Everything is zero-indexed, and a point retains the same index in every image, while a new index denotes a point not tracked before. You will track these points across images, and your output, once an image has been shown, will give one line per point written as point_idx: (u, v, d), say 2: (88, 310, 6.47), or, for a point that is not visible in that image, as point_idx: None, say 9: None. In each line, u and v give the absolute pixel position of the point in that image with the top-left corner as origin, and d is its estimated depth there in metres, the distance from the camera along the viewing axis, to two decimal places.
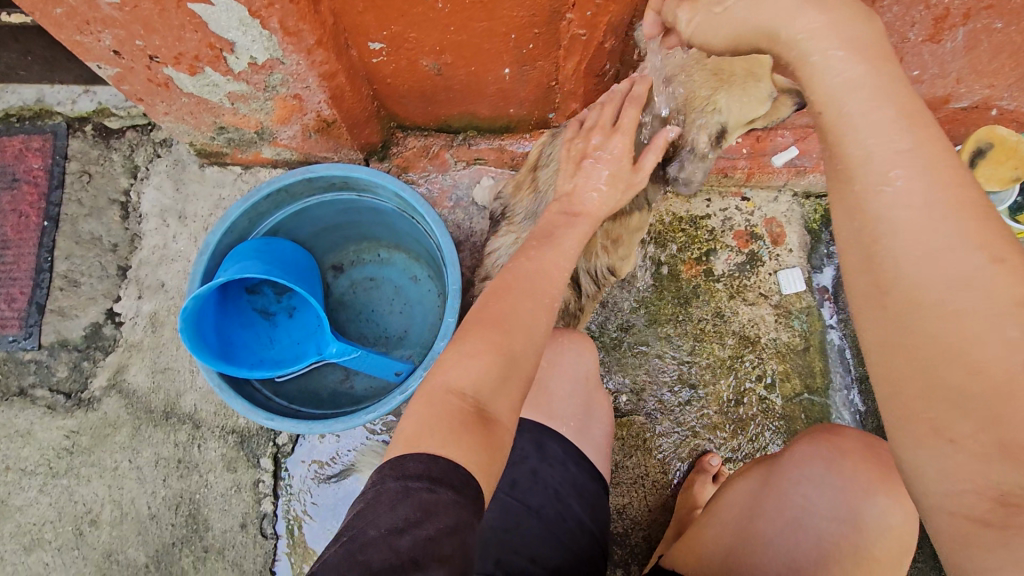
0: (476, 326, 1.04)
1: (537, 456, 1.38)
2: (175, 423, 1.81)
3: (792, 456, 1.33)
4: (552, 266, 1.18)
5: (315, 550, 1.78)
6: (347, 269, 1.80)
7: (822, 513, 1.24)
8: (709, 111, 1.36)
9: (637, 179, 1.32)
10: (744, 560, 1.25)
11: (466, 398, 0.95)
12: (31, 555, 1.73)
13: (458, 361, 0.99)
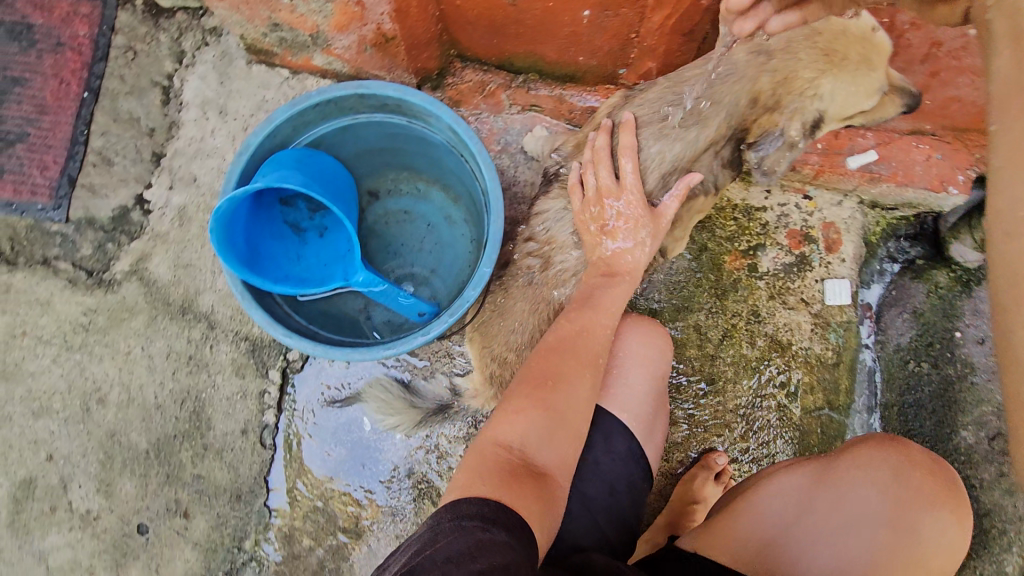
0: (525, 386, 1.20)
1: (602, 446, 1.38)
2: (190, 320, 1.81)
3: (856, 459, 1.38)
4: (593, 324, 1.30)
5: (311, 468, 1.81)
6: (382, 198, 1.73)
7: (880, 514, 1.31)
8: (810, 96, 1.36)
9: (661, 221, 1.41)
10: (793, 545, 1.31)
11: (512, 450, 1.11)
12: (40, 420, 1.78)
13: (507, 417, 1.16)
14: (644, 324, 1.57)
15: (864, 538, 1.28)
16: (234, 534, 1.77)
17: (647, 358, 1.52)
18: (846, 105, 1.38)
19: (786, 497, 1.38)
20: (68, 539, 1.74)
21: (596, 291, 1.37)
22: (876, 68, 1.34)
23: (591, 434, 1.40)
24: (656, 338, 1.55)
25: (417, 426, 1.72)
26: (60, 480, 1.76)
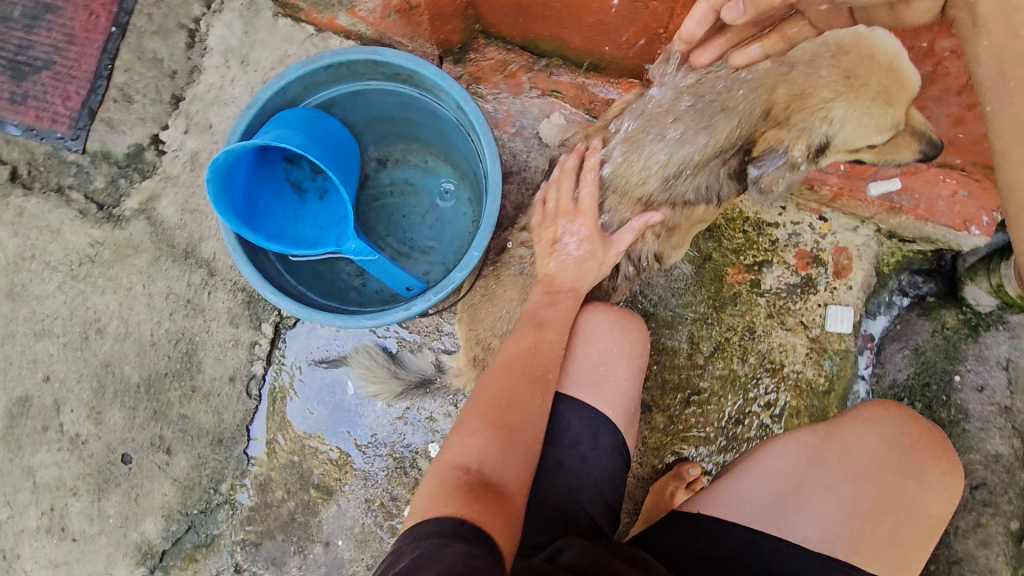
0: (477, 408, 1.20)
1: (590, 441, 1.32)
2: (192, 264, 1.85)
3: (856, 418, 1.40)
4: (544, 342, 1.28)
5: (292, 424, 1.85)
6: (389, 167, 1.73)
7: (884, 467, 1.33)
8: (820, 118, 1.31)
9: (611, 248, 1.40)
10: (796, 504, 1.32)
11: (470, 470, 1.09)
12: (40, 341, 1.84)
13: (460, 441, 1.15)
14: (614, 310, 1.48)
15: (871, 490, 1.31)
16: (212, 476, 1.83)
17: (628, 351, 1.43)
18: (854, 135, 1.34)
19: (792, 455, 1.39)
20: (56, 458, 1.82)
21: (542, 310, 1.34)
22: (891, 106, 1.32)
23: (580, 430, 1.32)
24: (635, 327, 1.47)
25: (397, 397, 1.75)
26: (53, 402, 1.83)
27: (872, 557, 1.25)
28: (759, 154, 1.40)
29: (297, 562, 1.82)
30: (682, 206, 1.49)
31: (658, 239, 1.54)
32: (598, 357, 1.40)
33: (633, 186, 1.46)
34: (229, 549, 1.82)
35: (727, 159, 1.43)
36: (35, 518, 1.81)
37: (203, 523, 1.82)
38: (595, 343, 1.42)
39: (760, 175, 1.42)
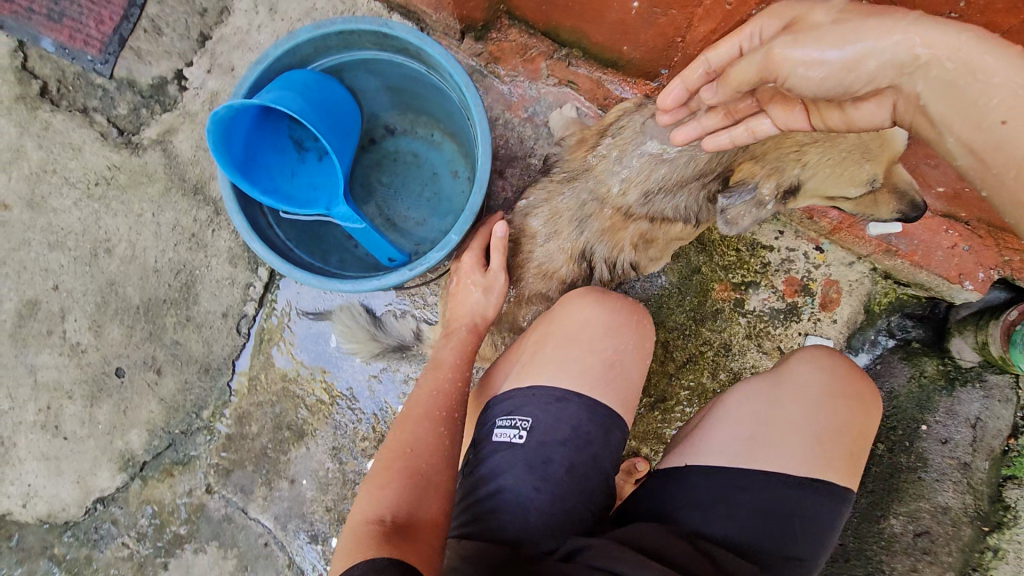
0: (383, 463, 1.19)
1: (602, 440, 1.28)
2: (200, 200, 1.94)
3: (800, 361, 1.37)
4: (444, 379, 1.33)
5: (277, 366, 1.95)
6: (395, 136, 1.79)
7: (833, 393, 1.31)
8: (794, 160, 1.39)
9: (492, 280, 1.46)
10: (761, 444, 1.25)
11: (384, 521, 1.06)
12: (53, 252, 1.96)
13: (369, 497, 1.13)
14: (621, 302, 1.43)
15: (832, 415, 1.28)
16: (196, 401, 1.95)
17: (638, 348, 1.40)
18: (824, 182, 1.41)
19: (748, 403, 1.33)
20: (56, 362, 1.96)
21: (438, 351, 1.41)
22: (867, 161, 1.37)
23: (592, 429, 1.27)
24: (647, 325, 1.43)
25: (376, 357, 1.84)
26: (59, 310, 1.96)
27: (841, 471, 1.25)
28: (735, 184, 1.45)
29: (263, 493, 1.93)
30: (661, 220, 1.53)
31: (637, 249, 1.57)
32: (611, 352, 1.35)
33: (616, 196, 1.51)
34: (204, 470, 1.94)
35: (706, 183, 1.50)
36: (32, 412, 1.97)
37: (182, 443, 1.95)
38: (607, 340, 1.37)
39: (727, 204, 1.44)
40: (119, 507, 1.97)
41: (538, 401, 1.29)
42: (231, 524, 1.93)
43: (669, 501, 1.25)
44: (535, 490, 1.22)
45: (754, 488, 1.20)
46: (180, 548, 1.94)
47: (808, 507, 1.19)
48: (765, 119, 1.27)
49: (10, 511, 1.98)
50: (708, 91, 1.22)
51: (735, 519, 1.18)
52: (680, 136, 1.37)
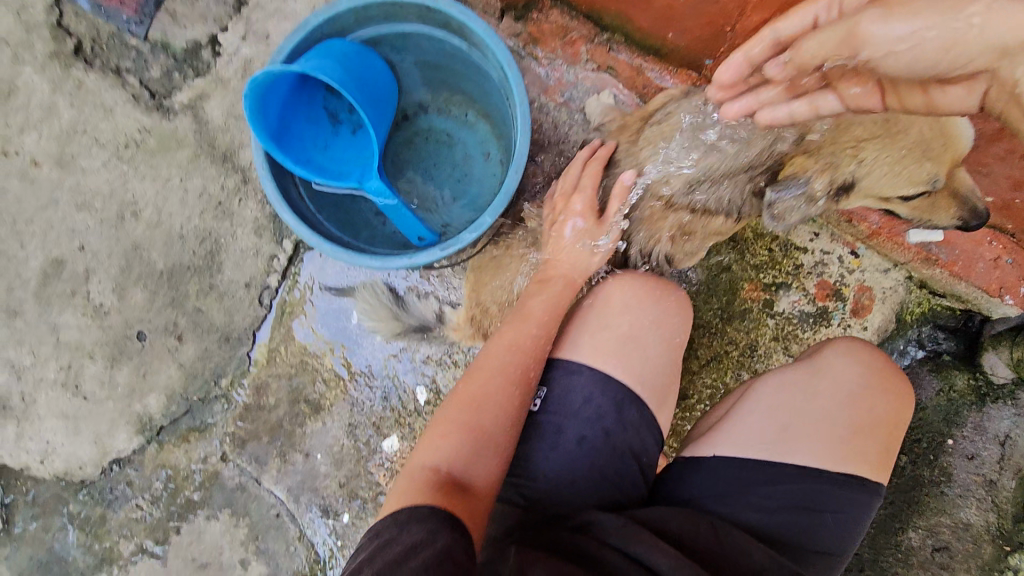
0: (453, 404, 1.20)
1: (615, 416, 1.22)
2: (229, 169, 1.93)
3: (842, 350, 1.33)
4: (519, 334, 1.27)
5: (296, 339, 1.95)
6: (429, 113, 1.75)
7: (871, 388, 1.28)
8: (850, 155, 1.34)
9: (607, 227, 1.41)
10: (797, 437, 1.23)
11: (441, 470, 1.11)
12: (80, 212, 1.95)
13: (432, 439, 1.17)
14: (650, 279, 1.36)
15: (869, 411, 1.26)
16: (214, 369, 1.95)
17: (664, 325, 1.31)
18: (880, 181, 1.37)
19: (784, 389, 1.29)
20: (78, 322, 1.96)
21: (531, 299, 1.35)
22: (927, 160, 1.33)
23: (603, 403, 1.22)
24: (676, 302, 1.35)
25: (396, 336, 1.81)
26: (84, 271, 1.96)
27: (874, 467, 1.24)
28: (785, 179, 1.39)
29: (276, 465, 1.93)
30: (701, 213, 1.49)
31: (673, 242, 1.53)
32: (628, 329, 1.28)
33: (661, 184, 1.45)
34: (220, 438, 1.95)
35: (754, 177, 1.44)
36: (54, 370, 1.98)
37: (199, 410, 1.96)
38: (625, 313, 1.29)
39: (776, 199, 1.40)
40: (134, 469, 1.98)
41: (552, 368, 1.28)
42: (243, 493, 1.94)
43: (699, 487, 1.23)
44: (545, 458, 1.22)
45: (790, 480, 1.20)
46: (192, 514, 1.95)
47: (840, 504, 1.20)
48: (831, 97, 1.24)
49: (28, 466, 2.00)
50: (774, 69, 1.23)
51: (768, 511, 1.19)
52: (733, 108, 1.33)
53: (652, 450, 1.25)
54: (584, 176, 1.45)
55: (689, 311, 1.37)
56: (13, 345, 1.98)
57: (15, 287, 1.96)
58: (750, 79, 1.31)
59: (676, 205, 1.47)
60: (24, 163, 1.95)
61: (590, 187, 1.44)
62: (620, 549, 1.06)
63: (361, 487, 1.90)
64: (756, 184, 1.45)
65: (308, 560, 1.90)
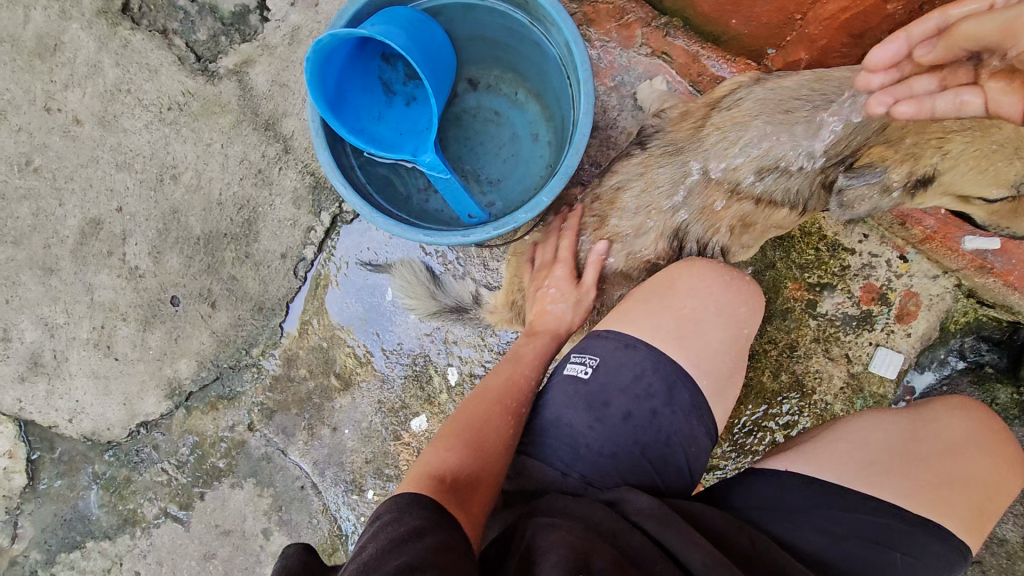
0: (456, 424, 1.18)
1: (664, 397, 1.20)
2: (270, 137, 1.91)
3: (952, 403, 1.28)
4: (517, 373, 1.30)
5: (328, 313, 1.94)
6: (478, 91, 1.71)
7: (975, 446, 1.23)
8: (934, 147, 1.37)
9: (585, 294, 1.46)
10: (887, 475, 1.19)
11: (443, 475, 1.05)
12: (120, 172, 1.95)
13: (435, 452, 1.12)
14: (723, 267, 1.36)
15: (970, 468, 1.21)
16: (246, 338, 1.94)
17: (728, 312, 1.30)
18: (961, 180, 1.40)
19: (882, 429, 1.26)
20: (113, 283, 1.96)
21: (522, 346, 1.39)
22: (1019, 158, 1.32)
23: (654, 382, 1.21)
24: (746, 292, 1.33)
25: (431, 315, 1.80)
26: (121, 232, 1.95)
27: (965, 526, 1.17)
28: (860, 167, 1.44)
29: (304, 437, 1.93)
30: (767, 204, 1.53)
31: (733, 232, 1.55)
32: (687, 310, 1.28)
33: (725, 172, 1.49)
34: (248, 407, 1.95)
35: (827, 167, 1.48)
36: (87, 330, 1.98)
37: (229, 378, 1.95)
38: (690, 296, 1.30)
39: (847, 185, 1.47)
40: (162, 433, 1.98)
41: (605, 343, 1.26)
42: (269, 463, 1.93)
43: (758, 504, 1.20)
44: (588, 428, 1.20)
45: (863, 511, 1.16)
46: (217, 482, 1.95)
47: (916, 548, 1.14)
48: (978, 95, 1.11)
49: (56, 424, 2.01)
50: (925, 50, 1.15)
51: (830, 536, 1.15)
52: (881, 104, 1.25)
53: (701, 442, 1.23)
54: (563, 243, 1.53)
55: (758, 305, 1.35)
56: (48, 302, 1.98)
57: (52, 244, 1.97)
58: (905, 66, 1.21)
59: (744, 191, 1.50)
60: (67, 121, 1.94)
61: (567, 256, 1.52)
62: (653, 536, 1.01)
63: (388, 465, 1.90)
64: (828, 175, 1.50)
65: (331, 534, 1.90)
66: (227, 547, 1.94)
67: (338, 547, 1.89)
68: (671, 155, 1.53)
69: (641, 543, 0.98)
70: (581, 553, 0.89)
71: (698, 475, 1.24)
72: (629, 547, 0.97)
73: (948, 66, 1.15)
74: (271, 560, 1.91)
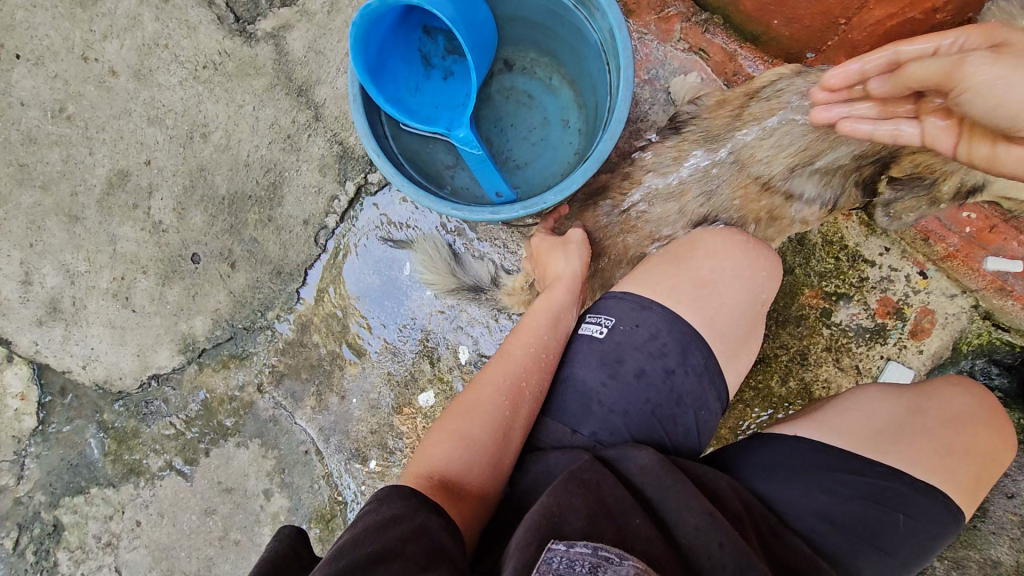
0: (454, 412, 1.17)
1: (679, 357, 1.20)
2: (302, 103, 1.92)
3: (951, 380, 1.27)
4: (518, 340, 1.27)
5: (344, 281, 1.95)
6: (513, 73, 1.72)
7: (975, 417, 1.21)
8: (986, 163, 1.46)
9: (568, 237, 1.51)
10: (893, 444, 1.17)
11: (432, 476, 1.06)
12: (151, 127, 1.96)
13: (433, 442, 1.13)
14: (741, 233, 1.34)
15: (972, 440, 1.18)
16: (262, 301, 1.96)
17: (750, 279, 1.28)
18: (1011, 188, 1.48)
19: (885, 400, 1.23)
20: (137, 235, 1.99)
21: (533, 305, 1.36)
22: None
23: (669, 342, 1.21)
24: (767, 260, 1.31)
25: (449, 292, 1.83)
26: (147, 185, 1.98)
27: (962, 493, 1.15)
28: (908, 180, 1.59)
29: (312, 403, 1.95)
30: (799, 200, 1.55)
31: (761, 226, 1.57)
32: (705, 274, 1.27)
33: (759, 164, 1.50)
34: (259, 368, 1.97)
35: (863, 166, 1.51)
36: (107, 280, 2.01)
37: (243, 338, 1.97)
38: (709, 258, 1.29)
39: (895, 199, 1.64)
40: (172, 388, 2.00)
41: (621, 304, 1.26)
42: (276, 426, 1.96)
43: (761, 468, 1.18)
44: (602, 385, 1.21)
45: (868, 474, 1.14)
46: (224, 440, 1.97)
47: (914, 508, 1.12)
48: (916, 128, 1.24)
49: (70, 369, 2.04)
50: (878, 83, 1.23)
51: (837, 497, 1.12)
52: (824, 116, 1.33)
53: (713, 406, 1.22)
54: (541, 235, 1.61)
55: (778, 272, 1.33)
56: (71, 249, 2.01)
57: (80, 192, 1.99)
58: (854, 89, 1.28)
59: (776, 187, 1.52)
60: (103, 71, 1.96)
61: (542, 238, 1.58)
62: (651, 502, 0.97)
63: (392, 438, 1.91)
64: (863, 172, 1.53)
65: (331, 500, 1.92)
66: (227, 505, 1.96)
67: (336, 514, 1.91)
68: (709, 142, 1.55)
69: (624, 499, 0.94)
70: (554, 516, 0.86)
71: (708, 437, 1.24)
72: (610, 500, 0.92)
73: (890, 97, 1.25)
74: (269, 521, 1.93)
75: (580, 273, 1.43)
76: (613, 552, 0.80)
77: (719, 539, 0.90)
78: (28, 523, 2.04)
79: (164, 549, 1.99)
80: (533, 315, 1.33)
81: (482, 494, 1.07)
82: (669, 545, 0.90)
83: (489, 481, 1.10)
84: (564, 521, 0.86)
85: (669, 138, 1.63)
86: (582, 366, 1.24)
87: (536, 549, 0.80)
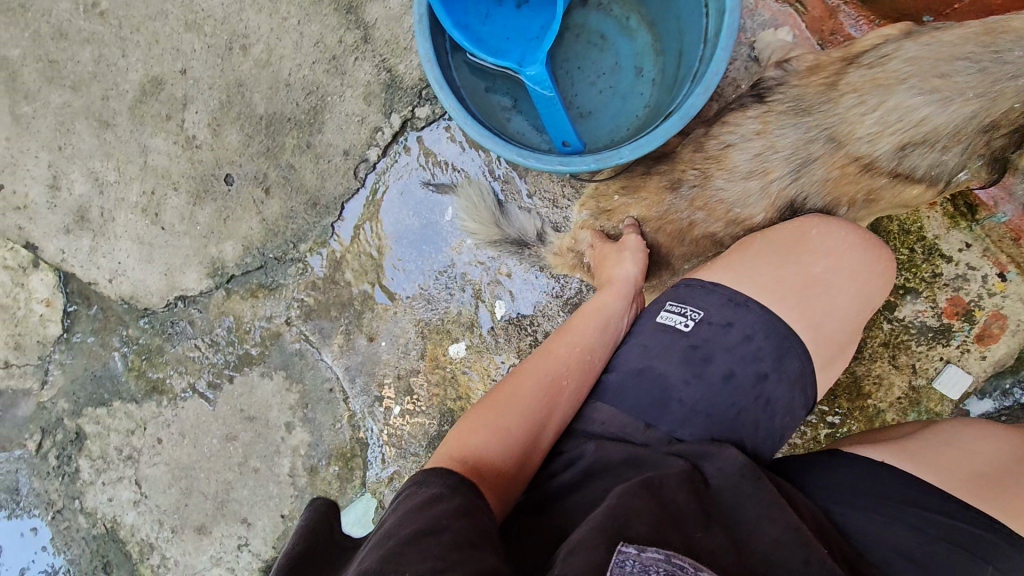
0: (487, 404, 1.09)
1: (773, 361, 1.10)
2: (351, 22, 1.77)
3: None
4: (558, 344, 1.21)
5: (382, 220, 1.86)
6: (588, 7, 1.55)
7: None
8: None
9: (630, 238, 1.48)
10: (995, 488, 1.08)
11: (465, 464, 0.96)
12: (188, 34, 1.83)
13: (462, 431, 1.04)
14: (859, 231, 1.22)
15: None
16: (296, 231, 1.87)
17: (859, 278, 1.16)
18: None
19: (987, 442, 1.16)
20: (168, 148, 1.89)
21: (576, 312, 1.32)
22: None
23: (764, 346, 1.11)
24: (877, 261, 1.18)
25: (491, 242, 1.74)
26: (182, 97, 1.86)
27: None
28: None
29: (340, 342, 1.90)
30: (899, 180, 1.40)
31: (851, 208, 1.44)
32: (816, 272, 1.16)
33: (854, 142, 1.35)
34: (288, 301, 1.91)
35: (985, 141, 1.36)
36: (136, 193, 1.93)
37: (273, 268, 1.90)
38: (823, 257, 1.17)
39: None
40: (198, 311, 1.96)
41: (711, 296, 1.16)
42: (301, 360, 1.92)
43: (827, 490, 1.13)
44: (683, 384, 1.11)
45: (950, 513, 1.06)
46: (248, 368, 1.95)
47: (1008, 560, 1.02)
48: None
49: (96, 282, 1.99)
50: None
51: (918, 533, 1.04)
52: None
53: (796, 414, 1.14)
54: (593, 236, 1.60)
55: (892, 279, 1.21)
56: (100, 156, 1.92)
57: (111, 96, 1.88)
58: None
59: (874, 169, 1.37)
60: None
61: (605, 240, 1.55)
62: (723, 507, 0.92)
63: (418, 385, 1.87)
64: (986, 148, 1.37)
65: (352, 439, 1.90)
66: (249, 433, 1.95)
67: (356, 454, 1.89)
68: (798, 110, 1.41)
69: (688, 505, 0.88)
70: (618, 519, 0.80)
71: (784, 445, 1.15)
72: (674, 506, 0.87)
73: None
74: (290, 453, 1.92)
75: (637, 280, 1.40)
76: (688, 562, 0.76)
77: (804, 557, 0.83)
78: (52, 429, 2.05)
79: (184, 469, 2.00)
80: (584, 315, 1.29)
81: (508, 487, 0.99)
82: (741, 554, 0.84)
83: (518, 479, 1.01)
84: (633, 520, 0.80)
85: (751, 102, 1.47)
86: (665, 362, 1.14)
87: (606, 555, 0.74)
